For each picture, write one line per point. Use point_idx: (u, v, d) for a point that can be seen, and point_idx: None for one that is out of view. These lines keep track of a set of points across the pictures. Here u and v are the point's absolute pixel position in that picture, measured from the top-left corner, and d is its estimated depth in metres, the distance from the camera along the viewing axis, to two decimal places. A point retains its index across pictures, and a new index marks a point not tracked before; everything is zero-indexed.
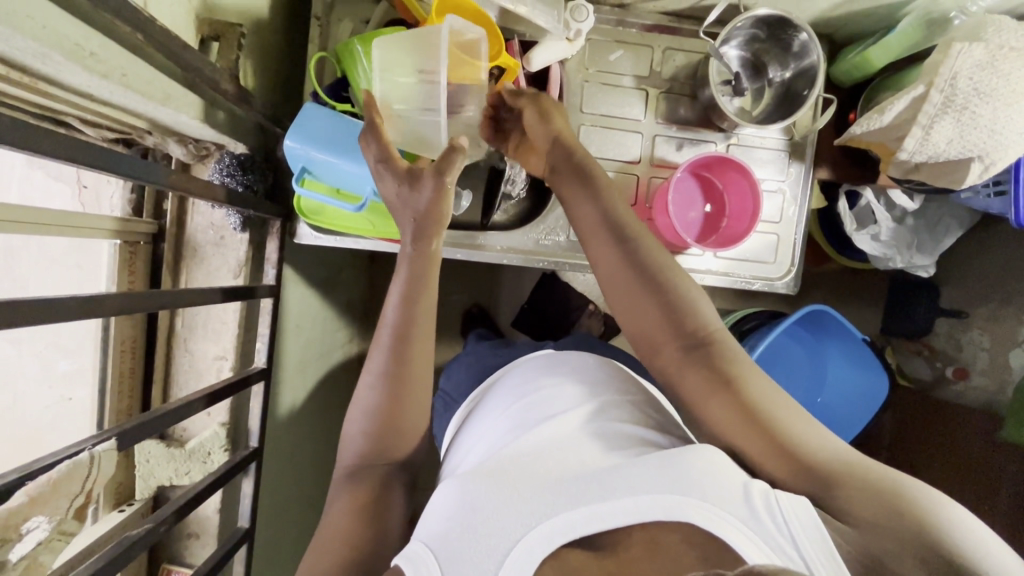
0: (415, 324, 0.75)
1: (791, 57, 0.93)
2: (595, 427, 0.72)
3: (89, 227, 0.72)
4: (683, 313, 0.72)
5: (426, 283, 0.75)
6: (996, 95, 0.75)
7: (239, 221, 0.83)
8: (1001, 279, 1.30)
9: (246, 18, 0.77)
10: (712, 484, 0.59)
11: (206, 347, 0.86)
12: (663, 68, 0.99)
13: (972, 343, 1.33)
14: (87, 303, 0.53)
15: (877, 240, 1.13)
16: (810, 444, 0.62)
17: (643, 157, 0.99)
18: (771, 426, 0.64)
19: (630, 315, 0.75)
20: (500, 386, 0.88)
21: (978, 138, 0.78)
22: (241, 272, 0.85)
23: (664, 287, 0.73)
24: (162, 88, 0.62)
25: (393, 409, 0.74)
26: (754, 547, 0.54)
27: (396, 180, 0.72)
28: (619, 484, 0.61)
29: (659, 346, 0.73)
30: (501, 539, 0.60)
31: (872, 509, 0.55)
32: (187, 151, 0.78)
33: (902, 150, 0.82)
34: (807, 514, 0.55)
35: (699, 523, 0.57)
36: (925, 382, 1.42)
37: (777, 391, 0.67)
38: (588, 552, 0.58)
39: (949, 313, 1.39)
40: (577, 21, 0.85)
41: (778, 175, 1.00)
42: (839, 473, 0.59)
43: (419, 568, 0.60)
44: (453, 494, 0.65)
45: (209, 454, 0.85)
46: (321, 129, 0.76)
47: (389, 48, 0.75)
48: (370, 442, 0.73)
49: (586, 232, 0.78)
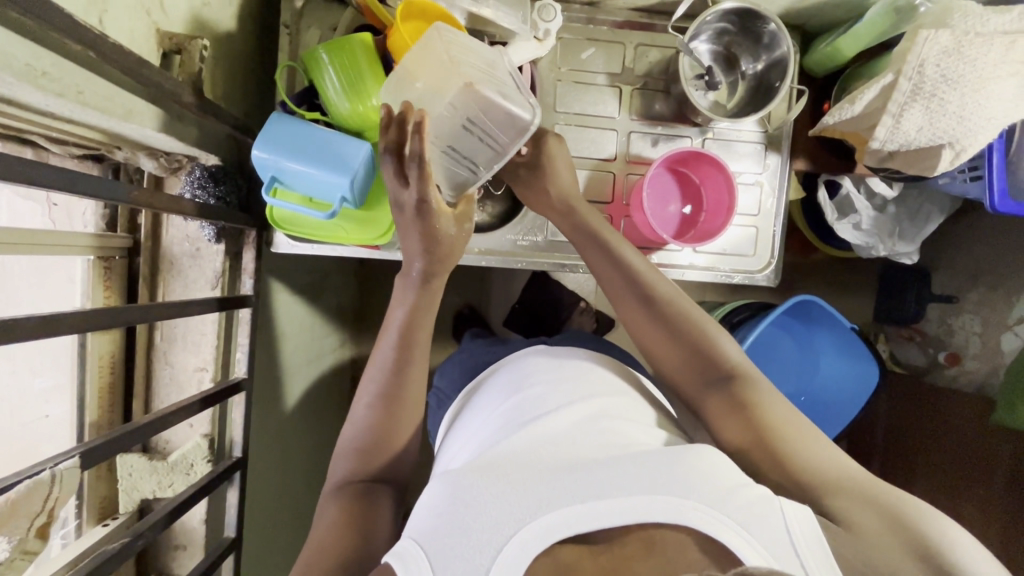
0: (416, 338, 0.78)
1: (762, 48, 0.93)
2: (588, 423, 0.71)
3: (69, 243, 0.73)
4: (706, 350, 0.78)
5: (427, 306, 0.79)
6: (963, 82, 0.74)
7: (213, 233, 0.83)
8: (990, 263, 1.30)
9: (210, 29, 0.77)
10: (707, 489, 0.61)
11: (187, 358, 0.86)
12: (636, 65, 0.98)
13: (963, 328, 1.33)
14: (48, 322, 0.52)
15: (859, 229, 1.14)
16: (822, 464, 0.67)
17: (619, 153, 0.99)
18: (781, 447, 0.68)
19: (655, 352, 0.81)
20: (496, 383, 0.87)
21: (948, 125, 0.78)
22: (218, 283, 0.85)
23: (683, 326, 0.80)
24: (122, 104, 0.62)
25: (383, 423, 0.76)
26: (751, 549, 0.56)
27: (420, 227, 0.73)
28: (615, 484, 0.61)
29: (681, 379, 0.79)
30: (494, 535, 0.58)
31: (870, 519, 0.60)
32: (158, 164, 0.78)
33: (874, 139, 0.82)
34: (809, 524, 0.59)
35: (702, 528, 0.58)
36: (919, 367, 1.44)
37: (793, 415, 0.72)
38: (584, 546, 0.58)
39: (940, 298, 1.39)
40: (545, 21, 0.85)
41: (755, 168, 1.00)
42: (845, 488, 0.64)
43: (409, 565, 0.57)
44: (441, 492, 0.63)
45: (192, 465, 0.85)
46: (288, 139, 0.76)
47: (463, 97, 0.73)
48: (360, 457, 0.75)
49: (607, 280, 0.85)
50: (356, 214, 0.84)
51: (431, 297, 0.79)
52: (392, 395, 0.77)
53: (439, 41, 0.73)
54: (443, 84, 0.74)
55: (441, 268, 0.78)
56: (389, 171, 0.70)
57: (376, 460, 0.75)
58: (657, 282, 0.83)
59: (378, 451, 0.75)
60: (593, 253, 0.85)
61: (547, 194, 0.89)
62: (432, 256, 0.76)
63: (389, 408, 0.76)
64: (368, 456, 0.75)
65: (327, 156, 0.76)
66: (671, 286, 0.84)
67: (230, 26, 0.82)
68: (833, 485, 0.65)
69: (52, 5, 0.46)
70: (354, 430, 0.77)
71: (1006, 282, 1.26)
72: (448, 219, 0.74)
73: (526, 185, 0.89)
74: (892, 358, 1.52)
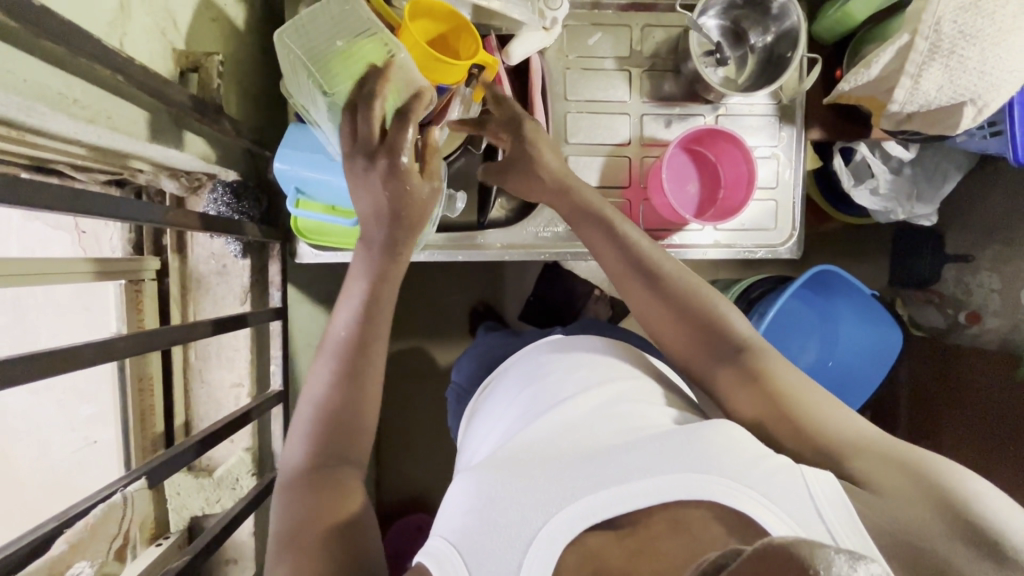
0: (380, 305, 0.72)
1: (771, 20, 0.93)
2: (602, 408, 0.71)
3: (65, 271, 0.68)
4: (713, 326, 0.77)
5: (388, 274, 0.73)
6: (982, 37, 0.73)
7: (239, 248, 0.84)
8: (1006, 219, 1.29)
9: (218, 45, 0.77)
10: (726, 459, 0.61)
11: (222, 375, 0.87)
12: (643, 47, 0.98)
13: (982, 286, 1.32)
14: (101, 347, 0.53)
15: (876, 194, 1.13)
16: (837, 425, 0.67)
17: (633, 137, 0.99)
18: (797, 413, 0.68)
19: (664, 336, 0.80)
20: (510, 381, 0.86)
21: (968, 82, 0.76)
22: (247, 298, 0.86)
23: (692, 309, 0.79)
24: (149, 127, 0.62)
25: (349, 404, 0.67)
26: (777, 520, 0.56)
27: (379, 176, 0.68)
28: (636, 466, 0.61)
29: (691, 358, 0.78)
30: (522, 528, 0.58)
31: (889, 479, 0.60)
32: (180, 184, 0.79)
33: (893, 102, 0.81)
34: (829, 485, 0.58)
35: (723, 501, 0.57)
36: (938, 329, 1.43)
37: (807, 383, 0.71)
38: (610, 532, 0.58)
39: (955, 259, 1.39)
40: (552, 10, 0.86)
41: (770, 141, 1.00)
42: (862, 446, 0.64)
43: (446, 569, 0.57)
44: (467, 488, 0.63)
45: (237, 480, 0.85)
46: (307, 147, 0.76)
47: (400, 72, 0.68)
48: (321, 440, 0.65)
49: (615, 275, 0.84)
50: None
51: (398, 267, 0.73)
52: (358, 365, 0.69)
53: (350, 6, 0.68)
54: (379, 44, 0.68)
55: (408, 234, 0.73)
56: (359, 127, 0.67)
57: (352, 446, 0.67)
58: (653, 259, 0.83)
59: (345, 434, 0.66)
60: (600, 242, 0.84)
61: (538, 177, 0.87)
62: (398, 218, 0.71)
63: (354, 379, 0.68)
64: (336, 433, 0.66)
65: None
66: (680, 271, 0.82)
67: (237, 41, 0.82)
68: (849, 449, 0.64)
69: (82, 32, 0.46)
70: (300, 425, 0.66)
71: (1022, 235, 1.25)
72: (417, 181, 0.70)
73: (516, 169, 0.88)
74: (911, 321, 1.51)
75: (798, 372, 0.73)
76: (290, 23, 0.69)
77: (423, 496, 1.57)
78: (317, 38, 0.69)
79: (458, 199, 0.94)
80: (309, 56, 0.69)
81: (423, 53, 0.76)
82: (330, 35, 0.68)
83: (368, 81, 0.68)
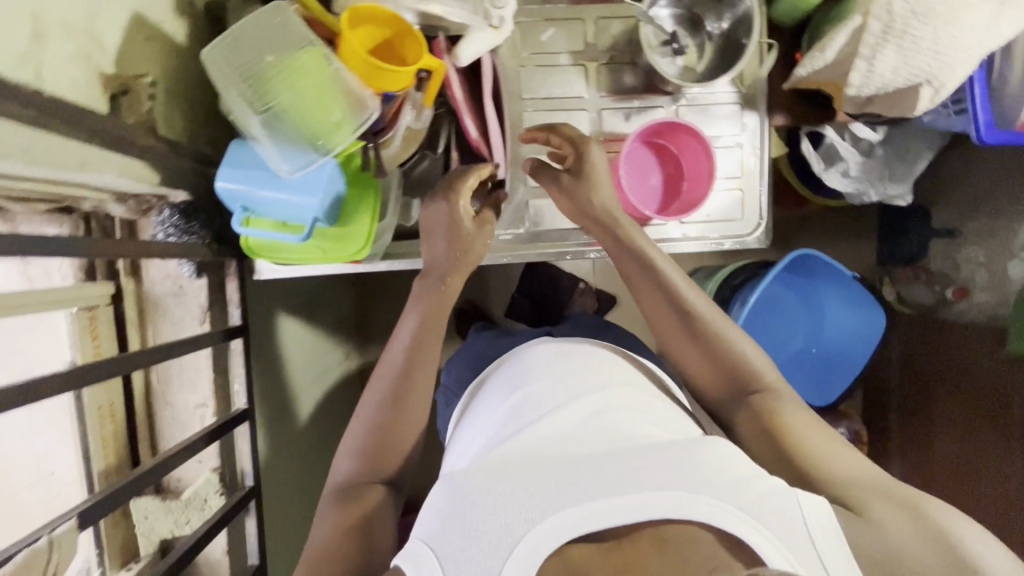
0: (424, 344, 0.78)
1: (725, 6, 0.92)
2: (599, 420, 0.70)
3: (81, 294, 0.76)
4: (731, 359, 0.78)
5: (434, 321, 0.80)
6: (933, 15, 0.71)
7: (192, 267, 0.83)
8: (990, 192, 1.27)
9: (156, 64, 0.76)
10: (723, 484, 0.60)
11: (185, 396, 0.86)
12: (597, 40, 0.96)
13: (970, 261, 1.27)
14: (24, 387, 0.53)
15: (846, 176, 1.11)
16: (840, 467, 0.68)
17: (592, 133, 0.97)
18: (799, 449, 0.70)
19: (679, 358, 0.81)
20: (502, 384, 0.84)
21: (923, 62, 0.74)
22: (206, 317, 0.85)
23: (709, 336, 0.79)
24: (75, 155, 0.62)
25: (394, 425, 0.75)
26: (773, 549, 0.56)
27: (438, 215, 0.81)
28: (631, 478, 0.60)
29: (705, 383, 0.79)
30: (505, 534, 0.57)
31: (887, 514, 0.62)
32: (127, 207, 0.76)
33: (849, 86, 0.79)
34: (827, 518, 0.59)
35: (716, 524, 0.57)
36: (927, 305, 1.40)
37: (817, 426, 0.72)
38: (593, 544, 0.57)
39: (943, 233, 1.38)
40: (497, 8, 0.84)
41: (733, 130, 0.98)
42: (863, 485, 0.66)
43: (421, 568, 0.58)
44: (453, 494, 0.61)
45: (206, 500, 0.84)
46: (251, 163, 0.74)
47: (329, 78, 0.71)
48: (365, 459, 0.74)
49: (632, 283, 0.84)
50: (331, 231, 0.81)
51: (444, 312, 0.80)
52: (401, 390, 0.76)
53: (279, 19, 0.71)
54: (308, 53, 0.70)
55: (457, 273, 0.82)
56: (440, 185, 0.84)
57: (386, 464, 0.75)
58: (665, 267, 0.82)
59: (386, 448, 0.75)
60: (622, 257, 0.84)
61: (590, 205, 0.85)
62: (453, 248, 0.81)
63: (399, 406, 0.76)
64: (377, 455, 0.74)
65: (295, 158, 0.73)
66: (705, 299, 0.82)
67: (179, 58, 0.81)
68: (849, 487, 0.65)
69: None
70: (352, 438, 0.76)
71: (1004, 208, 1.22)
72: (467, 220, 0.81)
73: (565, 191, 0.87)
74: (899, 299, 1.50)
75: (810, 418, 0.74)
76: (212, 45, 0.70)
77: (416, 498, 1.57)
78: (248, 52, 0.71)
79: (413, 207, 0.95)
80: (243, 77, 0.71)
81: (363, 61, 0.72)
82: (259, 48, 0.71)
83: (298, 88, 0.70)
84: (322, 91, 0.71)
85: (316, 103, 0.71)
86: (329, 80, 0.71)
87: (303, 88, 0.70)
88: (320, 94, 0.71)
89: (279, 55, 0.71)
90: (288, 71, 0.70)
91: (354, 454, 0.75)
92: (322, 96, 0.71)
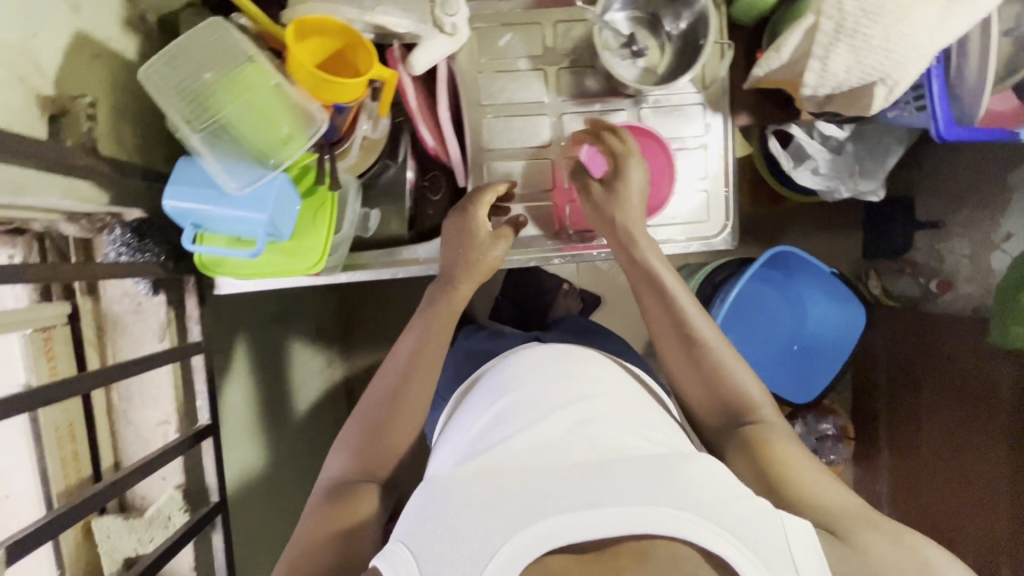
0: (428, 347, 0.81)
1: (682, 6, 0.91)
2: (589, 430, 0.68)
3: (35, 316, 0.75)
4: (723, 380, 0.79)
5: (441, 333, 0.82)
6: (883, 13, 0.70)
7: (148, 286, 0.82)
8: (971, 184, 1.25)
9: (103, 84, 0.75)
10: (708, 499, 0.57)
11: (148, 413, 0.86)
12: (556, 43, 0.95)
13: (954, 253, 1.29)
14: None
15: (817, 174, 1.10)
16: (823, 492, 0.68)
17: (553, 138, 0.96)
18: (785, 473, 0.70)
19: (674, 372, 0.82)
20: (489, 394, 0.82)
21: (876, 61, 0.73)
22: (166, 334, 0.85)
23: (707, 349, 0.80)
24: (11, 180, 0.61)
25: (390, 419, 0.77)
26: (748, 563, 0.54)
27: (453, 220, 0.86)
28: (617, 489, 0.57)
29: (697, 402, 0.81)
30: (485, 539, 0.54)
31: (866, 540, 0.62)
32: (81, 227, 0.77)
33: (805, 85, 0.78)
34: (805, 534, 0.58)
35: (697, 542, 0.54)
36: (913, 298, 1.40)
37: (801, 454, 0.73)
38: (573, 554, 0.54)
39: (926, 226, 1.36)
40: (449, 15, 0.82)
41: (697, 131, 0.97)
42: (845, 513, 0.66)
43: (398, 570, 0.55)
44: (436, 496, 0.58)
45: (170, 518, 0.85)
46: (199, 180, 0.73)
47: (275, 93, 0.71)
48: (359, 453, 0.75)
49: (637, 286, 0.85)
50: (285, 244, 0.81)
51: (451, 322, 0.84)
52: (400, 386, 0.78)
53: (219, 34, 0.71)
54: (251, 68, 0.70)
55: (465, 279, 0.85)
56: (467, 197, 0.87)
57: (378, 460, 0.76)
58: (668, 278, 0.83)
59: (380, 441, 0.76)
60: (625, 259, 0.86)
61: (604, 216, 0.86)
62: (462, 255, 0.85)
63: (394, 403, 0.78)
64: (370, 449, 0.76)
65: (242, 174, 0.72)
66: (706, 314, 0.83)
67: (130, 75, 0.81)
68: (830, 512, 0.66)
69: None
70: (350, 433, 0.77)
71: (987, 198, 1.22)
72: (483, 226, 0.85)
73: (592, 202, 0.87)
74: (886, 293, 1.49)
75: (796, 446, 0.74)
76: (147, 66, 0.69)
77: None
78: (186, 68, 0.70)
79: (371, 217, 0.94)
80: (182, 95, 0.70)
81: (309, 75, 0.72)
82: (199, 64, 0.70)
83: (242, 103, 0.70)
84: (267, 106, 0.71)
85: (262, 118, 0.71)
86: (276, 95, 0.71)
87: (248, 104, 0.70)
88: (266, 109, 0.71)
89: (220, 70, 0.70)
90: (230, 87, 0.70)
91: (349, 449, 0.76)
92: (269, 111, 0.71)
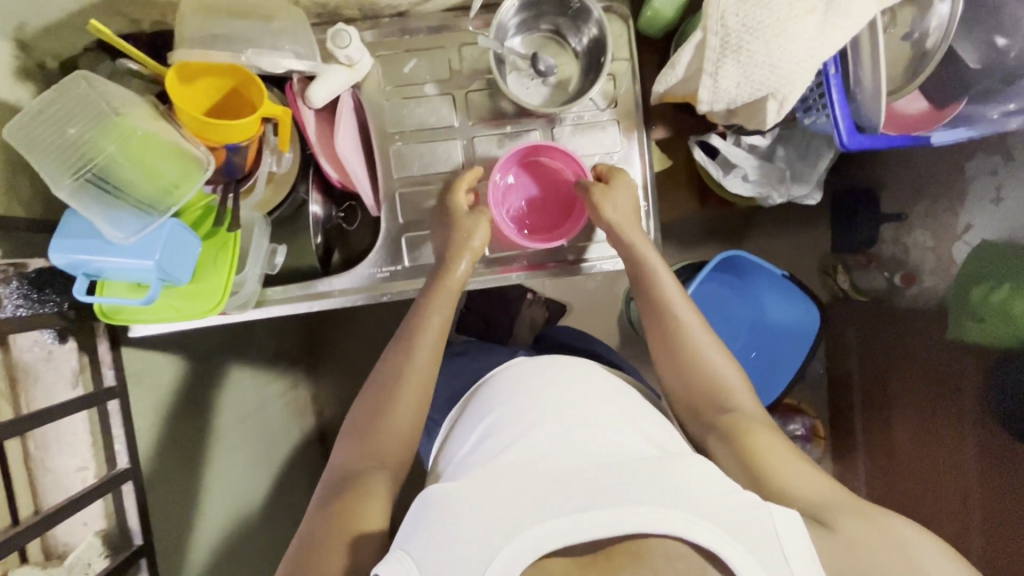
0: (423, 336, 0.82)
1: (580, 23, 0.91)
2: (578, 427, 0.68)
3: None
4: (708, 377, 0.79)
5: (443, 328, 0.84)
6: (762, 28, 0.68)
7: (54, 335, 0.83)
8: (929, 174, 1.22)
9: None
10: (694, 496, 0.57)
11: (65, 460, 0.86)
12: (462, 66, 0.93)
13: (917, 245, 1.26)
14: None
15: (748, 180, 1.08)
16: (808, 486, 0.67)
17: (466, 161, 0.95)
18: (767, 468, 0.69)
19: (663, 368, 0.82)
20: (478, 396, 0.81)
21: (763, 76, 0.71)
22: (78, 381, 0.85)
23: (698, 344, 0.81)
24: None
25: (384, 409, 0.78)
26: (739, 557, 0.53)
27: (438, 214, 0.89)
28: (607, 490, 0.57)
29: (684, 398, 0.80)
30: (481, 547, 0.54)
31: (852, 527, 0.61)
32: None
33: (700, 101, 0.76)
34: (798, 529, 0.56)
35: (692, 538, 0.53)
36: (880, 292, 1.35)
37: (783, 445, 0.72)
38: (571, 557, 0.54)
39: (890, 218, 1.33)
40: (340, 47, 0.83)
41: (611, 146, 0.95)
42: (830, 504, 0.65)
43: None
44: (432, 501, 0.58)
45: (89, 564, 0.85)
46: (86, 230, 0.73)
47: (157, 143, 0.73)
48: (356, 448, 0.77)
49: (636, 282, 0.86)
50: (185, 287, 0.81)
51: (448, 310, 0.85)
52: (390, 380, 0.80)
53: (85, 87, 0.70)
54: (125, 118, 0.71)
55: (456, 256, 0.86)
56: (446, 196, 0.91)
57: (382, 454, 0.77)
58: (662, 277, 0.85)
59: (374, 436, 0.77)
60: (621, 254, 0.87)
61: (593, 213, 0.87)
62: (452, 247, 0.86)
63: (385, 393, 0.79)
64: (371, 440, 0.77)
65: (126, 224, 0.71)
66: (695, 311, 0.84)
67: None
68: (814, 503, 0.65)
69: None
70: (350, 428, 0.79)
71: (944, 188, 1.19)
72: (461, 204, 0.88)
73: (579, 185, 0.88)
74: (853, 288, 1.43)
75: (782, 440, 0.73)
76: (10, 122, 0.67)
77: None
78: (51, 121, 0.69)
79: (278, 253, 0.92)
80: (51, 148, 0.69)
81: (193, 119, 0.74)
82: (64, 117, 0.69)
83: (121, 153, 0.71)
84: (148, 154, 0.73)
85: (145, 167, 0.73)
86: (158, 144, 0.73)
87: (127, 153, 0.71)
88: (146, 157, 0.72)
89: (91, 122, 0.70)
90: (104, 138, 0.70)
91: (349, 443, 0.78)
92: (151, 159, 0.73)
